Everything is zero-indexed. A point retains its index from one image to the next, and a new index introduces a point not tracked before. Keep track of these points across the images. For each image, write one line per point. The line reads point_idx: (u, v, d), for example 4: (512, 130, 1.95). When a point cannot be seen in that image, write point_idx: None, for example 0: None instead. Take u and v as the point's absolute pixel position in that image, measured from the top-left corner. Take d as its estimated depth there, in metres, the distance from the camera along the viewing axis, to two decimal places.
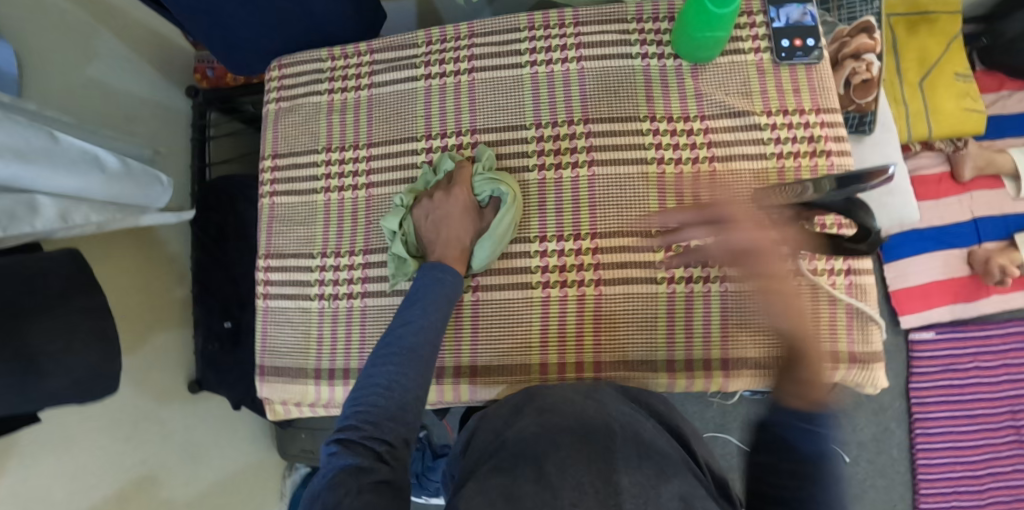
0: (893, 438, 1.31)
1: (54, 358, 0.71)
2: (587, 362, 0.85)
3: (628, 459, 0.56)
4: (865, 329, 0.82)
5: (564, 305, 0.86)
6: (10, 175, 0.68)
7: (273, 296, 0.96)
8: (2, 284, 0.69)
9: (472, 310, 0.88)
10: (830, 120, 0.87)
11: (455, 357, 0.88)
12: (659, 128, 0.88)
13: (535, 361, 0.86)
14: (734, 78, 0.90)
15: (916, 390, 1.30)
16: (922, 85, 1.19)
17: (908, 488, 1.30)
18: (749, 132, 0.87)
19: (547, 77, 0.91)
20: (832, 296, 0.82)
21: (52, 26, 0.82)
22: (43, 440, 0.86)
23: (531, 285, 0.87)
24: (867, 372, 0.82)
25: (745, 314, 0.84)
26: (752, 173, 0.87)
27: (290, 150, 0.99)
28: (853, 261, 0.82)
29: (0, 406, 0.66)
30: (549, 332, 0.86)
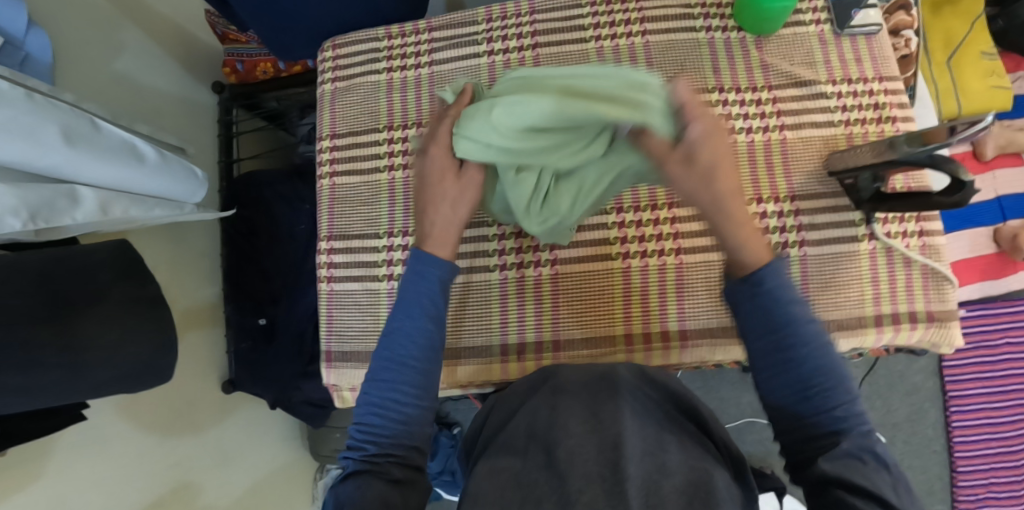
0: (928, 417, 1.30)
1: (103, 354, 0.68)
2: (660, 332, 0.80)
3: (638, 448, 0.52)
4: (941, 289, 0.76)
5: (645, 274, 0.81)
6: (49, 166, 0.67)
7: (338, 280, 0.88)
8: (55, 278, 0.67)
9: (551, 285, 0.83)
10: (893, 88, 0.81)
11: (534, 332, 0.83)
12: (728, 99, 0.82)
13: (619, 331, 0.81)
14: (798, 48, 0.84)
15: (950, 369, 1.29)
16: (948, 65, 1.22)
17: (945, 467, 1.29)
18: (816, 101, 0.81)
19: (614, 52, 0.86)
20: (906, 257, 0.76)
21: (76, 14, 0.83)
22: (82, 442, 0.84)
23: (611, 256, 0.82)
24: (943, 331, 0.76)
25: (837, 279, 0.77)
26: (822, 140, 0.80)
27: (350, 129, 0.92)
28: (923, 221, 0.77)
29: (53, 402, 0.63)
30: (632, 299, 0.81)
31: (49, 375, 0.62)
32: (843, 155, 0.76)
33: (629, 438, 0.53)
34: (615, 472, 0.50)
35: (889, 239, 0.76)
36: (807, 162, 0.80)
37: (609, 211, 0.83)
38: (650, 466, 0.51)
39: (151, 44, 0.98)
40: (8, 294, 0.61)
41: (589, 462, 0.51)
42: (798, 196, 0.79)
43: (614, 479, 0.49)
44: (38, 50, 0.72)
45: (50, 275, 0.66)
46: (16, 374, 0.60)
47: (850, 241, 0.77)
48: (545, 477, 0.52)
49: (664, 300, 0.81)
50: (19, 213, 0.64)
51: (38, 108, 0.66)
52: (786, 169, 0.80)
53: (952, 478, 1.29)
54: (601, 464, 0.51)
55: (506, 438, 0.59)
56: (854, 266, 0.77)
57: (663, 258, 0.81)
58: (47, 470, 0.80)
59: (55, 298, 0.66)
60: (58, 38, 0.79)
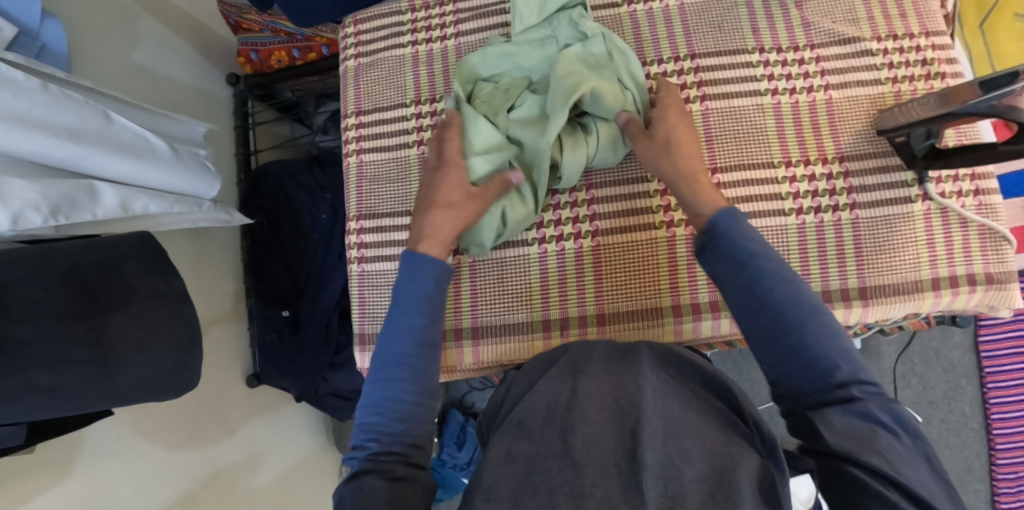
0: (966, 394, 1.22)
1: (132, 346, 0.68)
2: (706, 303, 0.77)
3: (657, 430, 0.50)
4: (999, 249, 0.70)
5: (691, 244, 0.78)
6: (68, 160, 0.68)
7: (370, 259, 0.85)
8: (85, 271, 0.66)
9: (594, 258, 0.80)
10: (942, 43, 0.75)
11: (576, 306, 0.80)
12: (769, 59, 0.78)
13: (667, 303, 0.77)
14: (839, 5, 0.78)
15: (986, 344, 1.20)
16: (981, 29, 1.14)
17: (984, 445, 1.21)
18: (860, 58, 0.76)
19: (648, 15, 0.82)
20: (962, 217, 0.70)
21: (93, 7, 0.85)
22: (110, 438, 0.86)
23: (654, 225, 0.79)
24: (1002, 293, 0.69)
25: (888, 242, 0.71)
26: (868, 99, 0.75)
27: (377, 105, 0.90)
28: (978, 179, 0.71)
29: (87, 396, 0.63)
30: (679, 266, 0.78)
31: (81, 367, 0.62)
32: (893, 112, 0.71)
33: (651, 423, 0.50)
34: (631, 462, 0.48)
35: (943, 199, 0.70)
36: (855, 121, 0.75)
37: (649, 178, 0.80)
38: (671, 453, 0.48)
39: (165, 40, 1.00)
40: (31, 288, 0.60)
41: (608, 453, 0.49)
42: (846, 156, 0.74)
43: (631, 470, 0.48)
44: (54, 40, 0.74)
45: (79, 268, 0.65)
46: (45, 373, 0.59)
47: (904, 202, 0.71)
48: (559, 466, 0.49)
49: None
50: (39, 209, 0.64)
51: (53, 98, 0.67)
52: (832, 129, 0.75)
53: (990, 457, 1.21)
54: (618, 454, 0.49)
55: (520, 416, 0.56)
56: (908, 228, 0.71)
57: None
58: (78, 467, 0.81)
59: (84, 293, 0.65)
60: (74, 32, 0.82)
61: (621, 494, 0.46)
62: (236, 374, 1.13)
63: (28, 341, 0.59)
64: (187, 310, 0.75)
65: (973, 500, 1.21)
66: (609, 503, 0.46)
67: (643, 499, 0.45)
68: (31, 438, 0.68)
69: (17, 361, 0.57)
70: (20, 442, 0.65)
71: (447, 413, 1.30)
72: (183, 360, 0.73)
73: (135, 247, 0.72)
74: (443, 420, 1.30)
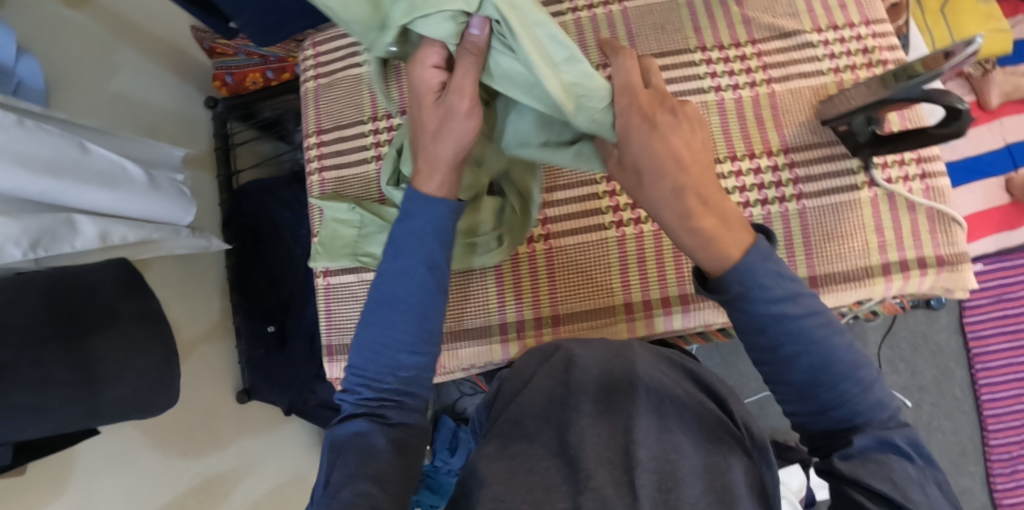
0: (956, 378, 1.18)
1: (109, 366, 0.70)
2: (658, 298, 0.81)
3: (650, 427, 0.55)
4: (949, 232, 0.76)
5: (641, 242, 0.81)
6: (45, 193, 0.69)
7: (335, 273, 0.88)
8: (64, 296, 0.68)
9: (547, 261, 0.83)
10: (878, 32, 0.80)
11: (534, 307, 0.83)
12: (712, 57, 0.82)
13: (620, 300, 0.81)
14: (778, 2, 0.83)
15: (973, 325, 1.17)
16: (943, 9, 1.07)
17: (975, 427, 1.17)
18: (802, 51, 0.81)
19: (592, 21, 0.86)
20: (909, 202, 0.76)
21: (67, 37, 0.87)
22: (101, 455, 0.86)
23: (605, 225, 0.82)
24: (955, 273, 0.76)
25: (840, 228, 0.76)
26: (810, 90, 0.80)
27: (337, 123, 0.92)
28: (924, 162, 0.77)
29: (69, 419, 0.65)
30: (629, 262, 0.81)
31: (60, 389, 0.64)
32: (834, 101, 0.75)
33: (642, 420, 0.55)
34: (626, 459, 0.52)
35: (890, 185, 0.76)
36: (797, 113, 0.80)
37: (599, 180, 0.83)
38: (665, 448, 0.53)
39: (144, 63, 1.03)
40: (12, 313, 0.62)
41: (601, 446, 0.53)
42: (791, 148, 0.79)
43: (624, 466, 0.52)
44: (30, 77, 0.75)
45: (57, 292, 0.67)
46: (29, 394, 0.61)
47: (851, 190, 0.77)
48: (555, 466, 0.53)
49: (663, 266, 0.81)
50: (20, 242, 0.65)
51: (31, 133, 0.68)
52: (776, 123, 0.80)
53: (982, 438, 1.17)
54: (611, 450, 0.53)
55: (516, 413, 0.60)
56: (856, 215, 0.77)
57: (657, 222, 0.81)
58: (70, 486, 0.81)
59: (63, 317, 0.67)
60: (52, 66, 0.84)
61: (615, 488, 0.50)
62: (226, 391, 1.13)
63: (9, 364, 0.60)
64: (163, 330, 0.79)
65: (969, 482, 1.17)
66: (603, 494, 0.49)
67: (636, 496, 0.49)
68: (19, 458, 0.69)
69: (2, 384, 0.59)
70: (8, 461, 0.66)
71: (439, 419, 1.34)
72: (164, 377, 0.76)
73: (112, 274, 0.75)
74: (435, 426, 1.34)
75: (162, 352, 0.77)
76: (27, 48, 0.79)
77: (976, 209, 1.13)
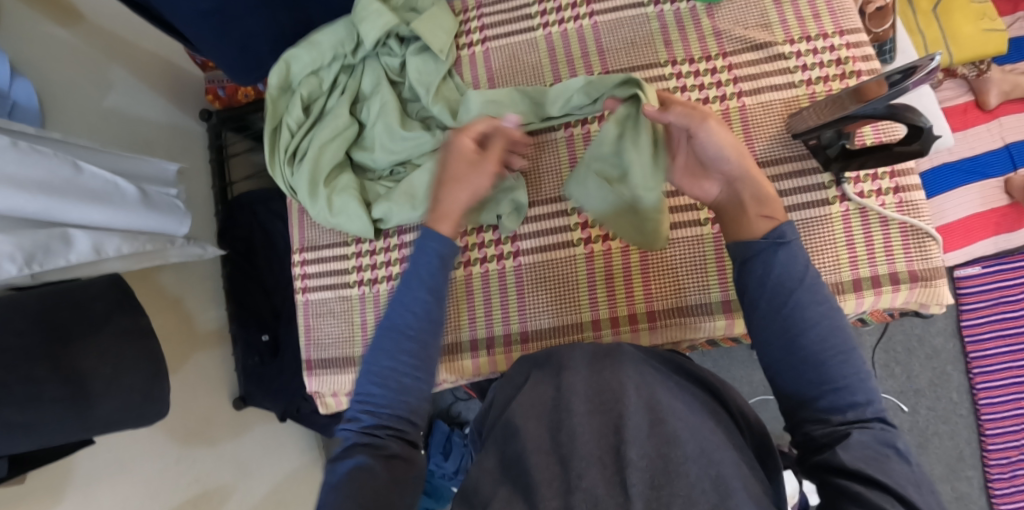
0: (951, 381, 1.18)
1: (103, 380, 0.71)
2: (626, 315, 0.72)
3: (641, 423, 0.52)
4: (923, 247, 0.68)
5: (609, 259, 0.73)
6: (40, 211, 0.69)
7: (313, 288, 0.81)
8: (54, 312, 0.69)
9: (515, 279, 0.75)
10: (857, 40, 0.71)
11: (501, 324, 0.75)
12: (682, 71, 0.74)
13: (587, 317, 0.73)
14: (751, 10, 0.74)
15: (970, 328, 1.17)
16: (935, 13, 1.02)
17: (973, 432, 1.17)
18: (773, 63, 0.72)
19: (562, 37, 0.78)
20: (882, 216, 0.68)
21: (62, 59, 0.90)
22: (97, 467, 0.86)
23: (573, 242, 0.74)
24: (929, 290, 0.68)
25: (807, 245, 0.69)
26: (781, 104, 0.71)
27: None
28: (898, 176, 0.69)
29: (59, 433, 0.65)
30: (598, 281, 0.73)
31: (52, 406, 0.65)
32: (803, 115, 0.68)
33: (632, 418, 0.52)
34: (617, 459, 0.49)
35: (861, 199, 0.68)
36: (769, 126, 0.71)
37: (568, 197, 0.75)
38: (655, 443, 0.50)
39: (137, 83, 1.05)
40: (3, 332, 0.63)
41: (592, 443, 0.51)
42: (761, 162, 0.71)
43: (615, 466, 0.49)
44: (24, 99, 0.80)
45: (47, 310, 0.68)
46: (20, 410, 0.61)
47: (821, 204, 0.69)
48: (549, 462, 0.51)
49: (631, 283, 0.72)
50: (14, 258, 0.66)
51: (24, 155, 0.69)
52: (747, 136, 0.71)
53: (980, 443, 1.17)
54: (602, 448, 0.50)
55: (510, 417, 0.58)
56: (827, 229, 0.69)
57: (625, 240, 0.73)
58: (68, 494, 0.82)
59: (53, 332, 0.68)
60: (46, 87, 0.87)
61: (606, 487, 0.47)
62: (221, 399, 1.11)
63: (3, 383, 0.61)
64: (152, 344, 0.79)
65: (966, 487, 1.17)
66: (594, 495, 0.47)
67: (628, 495, 0.46)
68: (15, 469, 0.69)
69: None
70: (5, 472, 0.66)
71: (433, 424, 1.33)
72: (151, 391, 0.76)
73: (103, 288, 0.76)
74: (430, 431, 1.33)
75: (148, 366, 0.77)
76: (19, 69, 0.82)
77: (970, 212, 1.12)
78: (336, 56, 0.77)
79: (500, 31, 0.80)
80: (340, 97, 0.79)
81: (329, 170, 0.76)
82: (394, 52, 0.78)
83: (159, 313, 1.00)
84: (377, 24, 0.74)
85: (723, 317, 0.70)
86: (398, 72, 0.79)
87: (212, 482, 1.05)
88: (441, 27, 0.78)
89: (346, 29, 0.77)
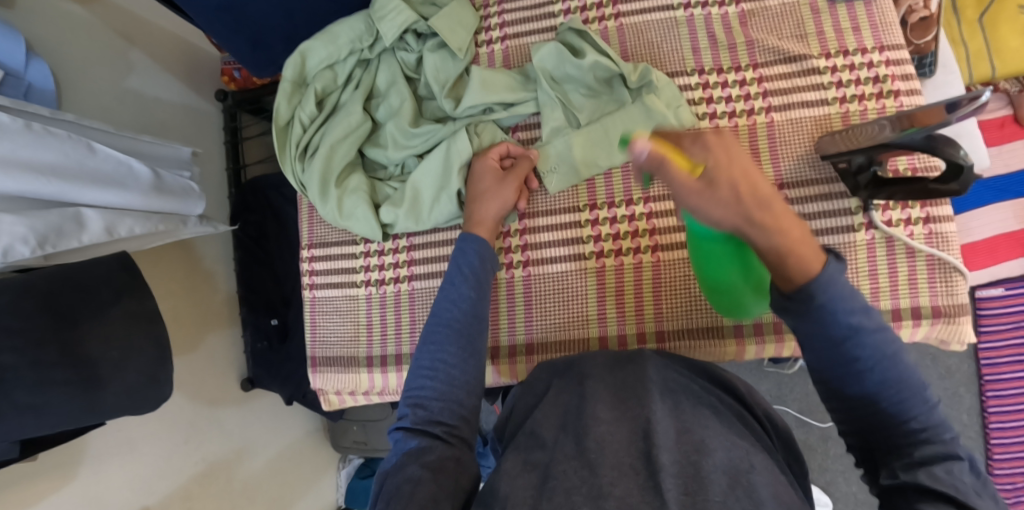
0: (963, 402, 1.16)
1: (111, 366, 0.72)
2: (634, 333, 0.71)
3: (669, 430, 0.51)
4: (949, 281, 0.65)
5: (621, 275, 0.71)
6: (51, 193, 0.69)
7: (320, 286, 0.80)
8: (61, 298, 0.69)
9: (524, 289, 0.74)
10: (898, 57, 0.68)
11: (507, 334, 0.74)
12: (709, 81, 0.71)
13: (594, 334, 0.72)
14: (786, 20, 0.71)
15: (987, 351, 1.14)
16: (981, 22, 0.96)
17: (981, 455, 1.15)
18: (806, 78, 0.69)
19: None
20: (908, 247, 0.65)
21: (77, 37, 0.89)
22: (109, 444, 0.88)
23: (583, 256, 0.72)
24: (951, 327, 0.65)
25: None
26: (813, 122, 0.68)
27: None
28: (930, 205, 0.66)
29: (65, 417, 0.66)
30: (607, 296, 0.72)
31: (60, 391, 0.66)
32: (834, 137, 0.65)
33: (661, 421, 0.52)
34: (649, 464, 0.48)
35: (889, 227, 0.65)
36: (797, 145, 0.68)
37: (582, 208, 0.73)
38: (686, 449, 0.49)
39: (154, 59, 1.04)
40: (12, 317, 0.63)
41: (621, 452, 0.49)
42: (786, 183, 0.68)
43: (647, 471, 0.47)
44: (39, 79, 0.79)
45: (54, 293, 0.68)
46: (27, 393, 0.63)
47: (847, 231, 0.66)
48: (574, 468, 0.49)
49: (641, 302, 0.71)
50: (28, 241, 0.66)
51: (37, 136, 0.69)
52: (773, 154, 0.69)
53: (987, 466, 1.15)
54: (633, 455, 0.49)
55: (532, 426, 0.57)
56: (850, 258, 0.66)
57: (639, 256, 0.71)
58: (80, 472, 0.84)
59: (60, 318, 0.68)
60: (58, 63, 0.86)
61: (639, 494, 0.45)
62: (231, 380, 1.12)
63: (11, 368, 0.62)
64: (158, 332, 0.79)
65: None
66: (627, 502, 0.44)
67: (663, 498, 0.44)
68: (26, 450, 0.71)
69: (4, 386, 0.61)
70: (15, 455, 0.68)
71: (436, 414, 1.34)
72: (158, 380, 0.77)
73: (110, 270, 0.76)
74: None
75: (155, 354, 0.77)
76: (34, 49, 0.81)
77: (996, 232, 1.08)
78: (352, 50, 0.76)
79: (522, 29, 0.77)
80: (354, 92, 0.77)
81: (341, 169, 0.75)
82: (410, 47, 0.76)
83: (168, 295, 1.00)
84: (395, 21, 0.72)
85: (734, 341, 0.69)
86: (415, 68, 0.77)
87: (219, 462, 1.07)
88: (461, 23, 0.75)
89: (364, 23, 0.75)
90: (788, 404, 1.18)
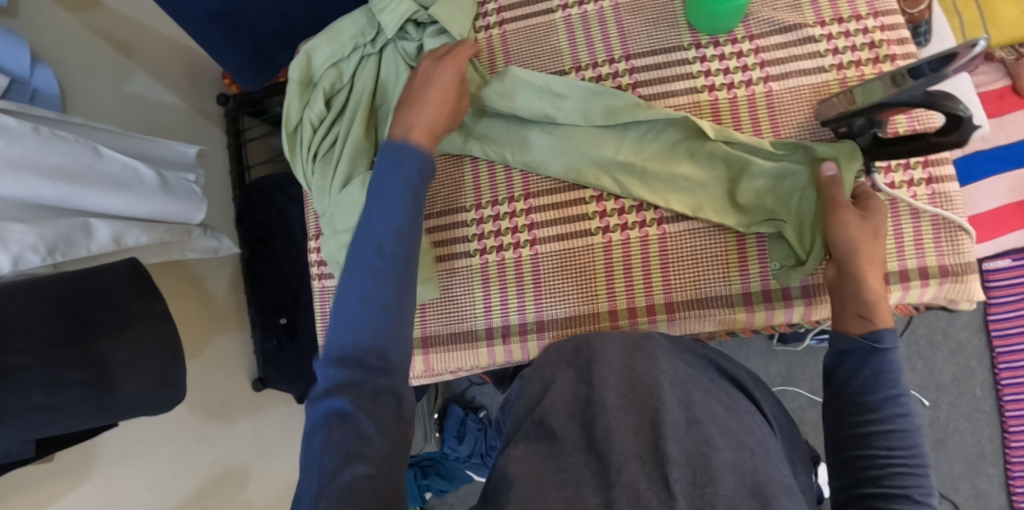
0: (975, 376, 1.16)
1: (124, 365, 0.72)
2: (643, 306, 0.72)
3: (676, 420, 0.50)
4: (955, 240, 0.66)
5: (628, 249, 0.72)
6: (58, 198, 0.70)
7: (329, 276, 0.82)
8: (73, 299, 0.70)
9: (533, 268, 0.75)
10: (892, 23, 0.69)
11: (516, 314, 0.75)
12: (706, 54, 0.72)
13: (604, 308, 0.72)
14: None
15: (997, 322, 1.14)
16: None
17: (996, 428, 1.15)
18: (803, 47, 0.70)
19: (582, 19, 0.77)
20: (913, 209, 0.66)
21: (80, 44, 0.90)
22: (122, 447, 0.88)
23: (590, 232, 0.73)
24: (959, 286, 0.66)
25: None
26: (812, 90, 0.69)
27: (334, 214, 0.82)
28: (931, 166, 0.67)
29: (81, 416, 0.67)
30: (615, 271, 0.72)
31: (76, 390, 0.66)
32: (832, 101, 0.66)
33: (669, 412, 0.51)
34: (657, 453, 0.47)
35: (892, 190, 0.66)
36: (796, 113, 0.69)
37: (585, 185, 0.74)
38: (695, 441, 0.48)
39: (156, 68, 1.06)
40: (25, 318, 0.64)
41: (629, 439, 0.49)
42: None
43: (654, 460, 0.47)
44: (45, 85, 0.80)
45: (68, 297, 0.69)
46: (43, 394, 0.63)
47: None
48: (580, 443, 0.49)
49: (649, 273, 0.72)
50: (38, 249, 0.67)
51: (45, 140, 0.69)
52: (773, 123, 0.70)
53: (1003, 439, 1.15)
54: (639, 443, 0.48)
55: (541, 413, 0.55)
56: None
57: (645, 230, 0.72)
58: (95, 474, 0.85)
59: (74, 319, 0.69)
60: (64, 71, 0.87)
61: (647, 481, 0.45)
62: (242, 380, 1.13)
63: (26, 366, 0.63)
64: (170, 333, 0.79)
65: (985, 484, 1.15)
66: (636, 489, 0.44)
67: (670, 490, 0.44)
68: (43, 449, 0.71)
69: (17, 385, 0.61)
70: (32, 455, 0.68)
71: (448, 409, 1.33)
72: (172, 378, 0.78)
73: (122, 274, 0.76)
74: (444, 415, 1.33)
75: (167, 352, 0.77)
76: (40, 56, 0.82)
77: (1001, 203, 1.06)
78: (355, 45, 0.78)
79: (520, 14, 0.79)
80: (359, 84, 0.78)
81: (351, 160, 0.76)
82: (411, 37, 0.78)
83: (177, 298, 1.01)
84: (395, 12, 0.75)
85: (743, 309, 0.69)
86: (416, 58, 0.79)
87: (233, 460, 1.07)
88: (460, 10, 0.77)
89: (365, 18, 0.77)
90: (799, 383, 1.18)
